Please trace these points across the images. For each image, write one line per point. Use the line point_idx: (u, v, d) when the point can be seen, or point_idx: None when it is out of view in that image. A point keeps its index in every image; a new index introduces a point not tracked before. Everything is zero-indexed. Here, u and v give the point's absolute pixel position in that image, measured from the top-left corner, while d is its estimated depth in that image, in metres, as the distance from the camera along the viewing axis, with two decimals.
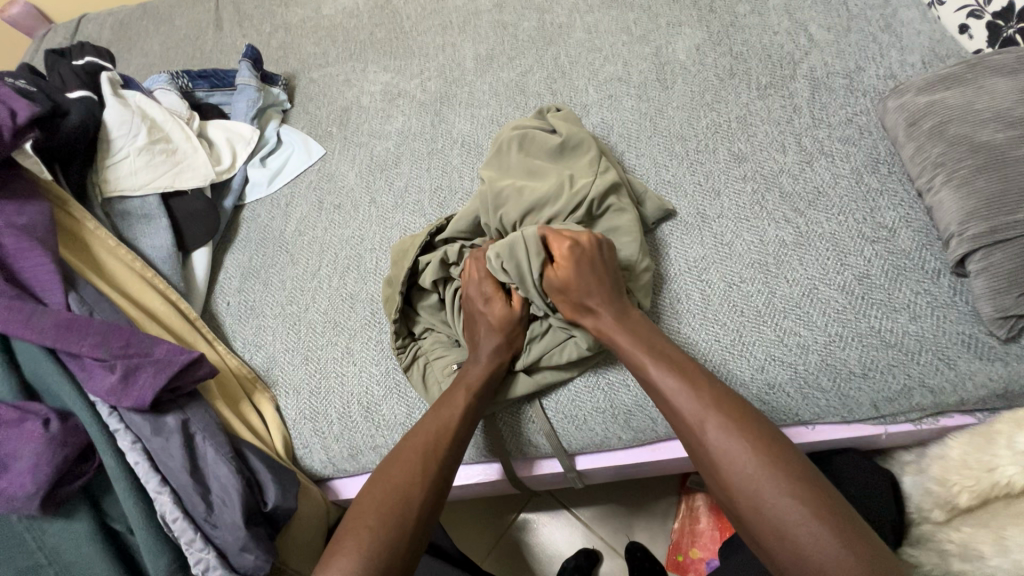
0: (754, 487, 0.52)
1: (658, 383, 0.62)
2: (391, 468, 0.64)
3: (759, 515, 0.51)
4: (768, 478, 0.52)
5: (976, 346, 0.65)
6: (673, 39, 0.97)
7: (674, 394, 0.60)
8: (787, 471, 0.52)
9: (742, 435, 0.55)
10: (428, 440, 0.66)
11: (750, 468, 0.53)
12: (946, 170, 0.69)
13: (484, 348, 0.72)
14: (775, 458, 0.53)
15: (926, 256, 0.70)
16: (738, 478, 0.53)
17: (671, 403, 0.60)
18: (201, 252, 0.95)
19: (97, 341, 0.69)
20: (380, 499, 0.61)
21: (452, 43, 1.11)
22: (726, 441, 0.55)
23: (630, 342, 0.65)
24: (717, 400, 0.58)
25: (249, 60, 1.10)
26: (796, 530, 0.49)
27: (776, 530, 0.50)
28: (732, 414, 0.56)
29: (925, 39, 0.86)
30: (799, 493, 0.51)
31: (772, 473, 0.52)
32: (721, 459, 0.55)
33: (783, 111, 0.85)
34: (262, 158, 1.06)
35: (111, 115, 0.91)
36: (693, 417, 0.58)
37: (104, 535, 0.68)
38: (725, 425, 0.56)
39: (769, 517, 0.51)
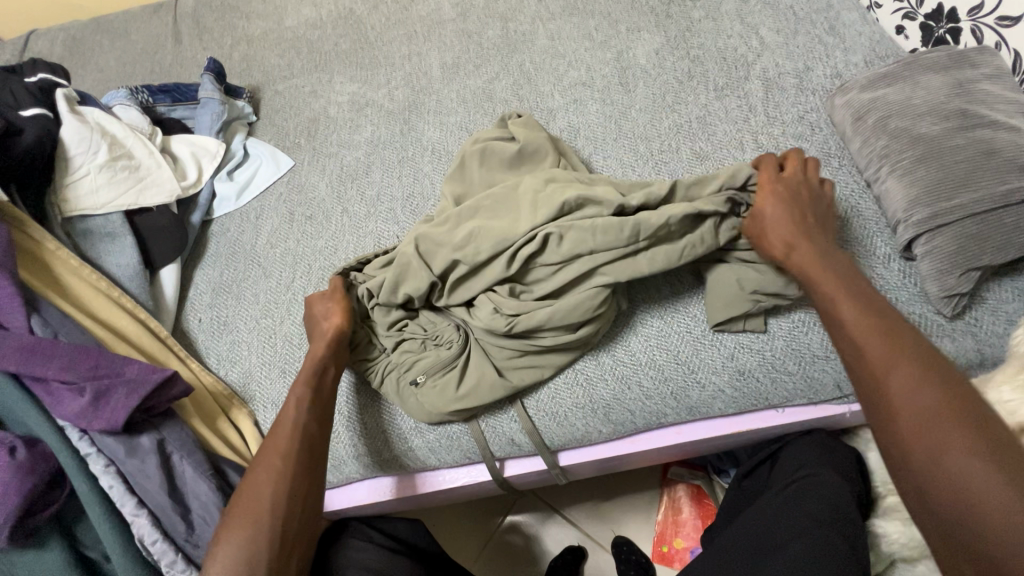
0: (934, 435, 0.48)
1: (848, 318, 0.58)
2: (255, 481, 0.64)
3: (928, 459, 0.48)
4: (953, 423, 0.48)
5: (926, 324, 0.70)
6: (633, 44, 1.00)
7: (856, 326, 0.57)
8: (971, 420, 0.47)
9: (923, 374, 0.51)
10: (284, 444, 0.66)
11: (936, 416, 0.49)
12: (890, 161, 0.73)
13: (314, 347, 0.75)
14: (960, 411, 0.48)
15: (877, 242, 0.74)
16: (913, 417, 0.50)
17: (852, 337, 0.57)
18: (170, 269, 0.94)
19: (64, 363, 0.67)
20: (242, 516, 0.62)
21: (418, 52, 1.12)
22: (915, 389, 0.51)
23: (831, 274, 0.62)
24: (904, 345, 0.54)
25: (212, 74, 1.08)
26: (978, 488, 0.44)
27: (944, 477, 0.46)
28: (922, 361, 0.52)
29: (866, 39, 0.92)
30: (977, 444, 0.46)
31: (948, 422, 0.48)
32: (897, 393, 0.51)
33: (740, 111, 0.89)
34: (229, 172, 1.05)
35: (68, 132, 0.89)
36: (878, 358, 0.54)
37: (79, 563, 0.66)
38: (916, 370, 0.51)
39: (941, 463, 0.47)
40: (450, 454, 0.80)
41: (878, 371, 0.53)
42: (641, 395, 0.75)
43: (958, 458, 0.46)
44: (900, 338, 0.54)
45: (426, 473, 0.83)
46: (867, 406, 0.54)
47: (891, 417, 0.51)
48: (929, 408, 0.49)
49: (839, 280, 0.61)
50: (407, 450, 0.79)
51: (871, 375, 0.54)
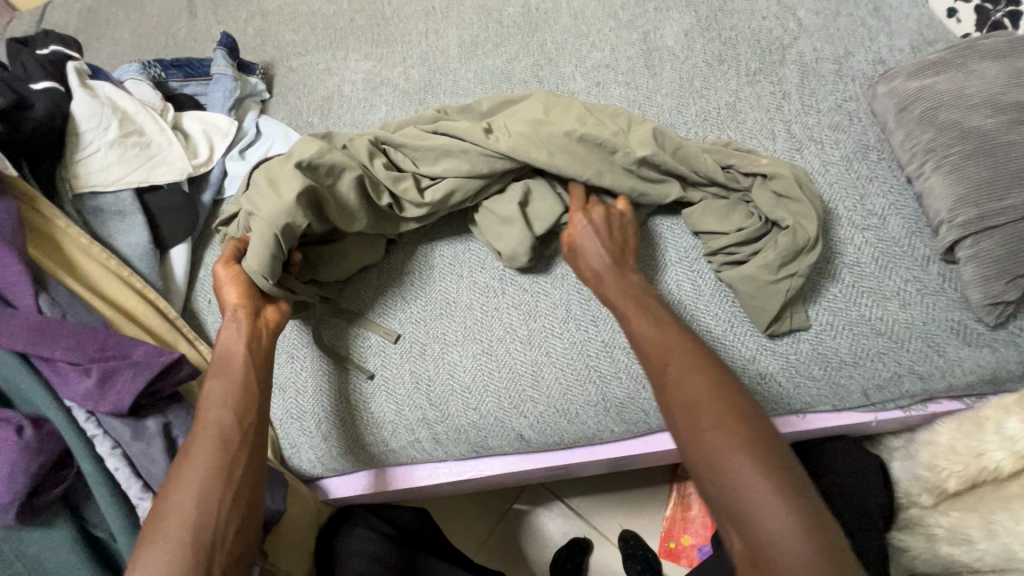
0: (702, 425, 0.53)
1: (632, 324, 0.63)
2: (185, 473, 0.58)
3: (705, 445, 0.53)
4: (715, 408, 0.54)
5: (965, 332, 0.65)
6: (660, 25, 0.95)
7: (639, 333, 0.62)
8: (727, 400, 0.55)
9: (702, 369, 0.57)
10: (206, 461, 0.59)
11: (701, 397, 0.55)
12: (936, 156, 0.68)
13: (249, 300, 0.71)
14: (729, 401, 0.55)
15: (916, 243, 0.70)
16: (693, 406, 0.55)
17: (639, 337, 0.62)
18: (180, 249, 0.93)
19: (70, 343, 0.66)
20: (168, 514, 0.56)
21: (435, 30, 1.08)
22: (686, 376, 0.57)
23: (617, 291, 0.66)
24: (687, 343, 0.60)
25: (224, 49, 1.06)
26: (739, 481, 0.50)
27: (709, 460, 0.52)
28: (691, 353, 0.59)
29: (912, 24, 0.86)
30: (735, 423, 0.53)
31: (711, 404, 0.54)
32: (680, 387, 0.57)
33: (773, 98, 0.84)
34: (241, 150, 1.02)
35: (78, 107, 0.87)
36: (657, 351, 0.60)
37: (86, 542, 0.66)
38: (688, 364, 0.58)
39: (707, 445, 0.52)
40: (457, 446, 0.78)
41: (658, 364, 0.59)
42: (656, 395, 0.72)
43: (730, 445, 0.51)
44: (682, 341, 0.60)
45: (433, 464, 0.82)
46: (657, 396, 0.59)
47: (673, 414, 0.56)
48: (696, 390, 0.56)
49: (630, 296, 0.66)
50: (415, 440, 0.78)
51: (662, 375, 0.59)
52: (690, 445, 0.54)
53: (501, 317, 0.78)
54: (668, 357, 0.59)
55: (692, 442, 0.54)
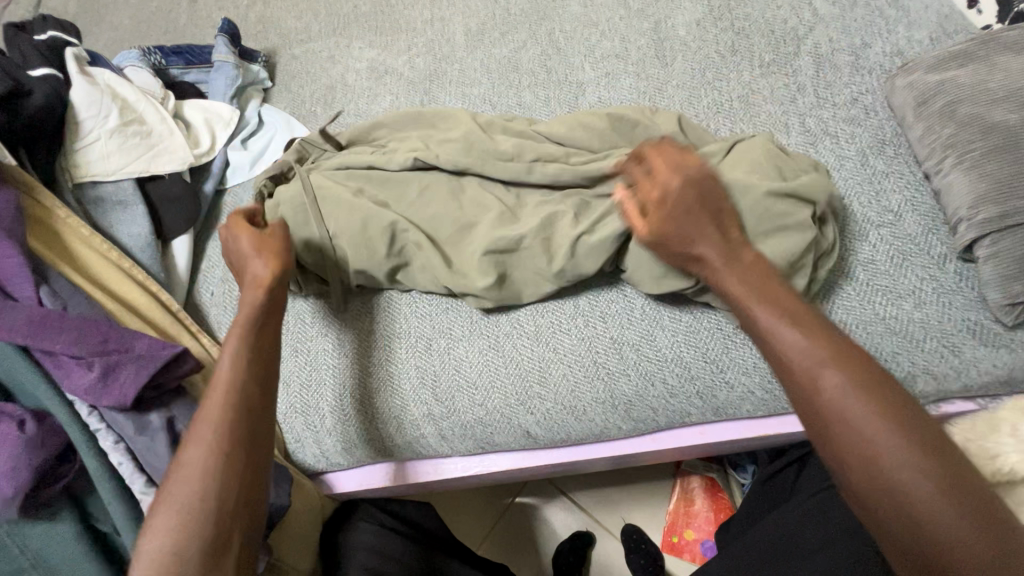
0: (856, 431, 0.49)
1: (771, 331, 0.55)
2: (199, 439, 0.57)
3: (878, 482, 0.47)
4: (893, 430, 0.48)
5: (981, 332, 0.64)
6: (672, 14, 0.93)
7: (798, 337, 0.53)
8: (899, 417, 0.49)
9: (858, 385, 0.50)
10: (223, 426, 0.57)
11: (875, 424, 0.48)
12: (957, 151, 0.66)
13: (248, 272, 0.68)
14: (897, 416, 0.48)
15: (932, 241, 0.68)
16: (858, 438, 0.49)
17: (785, 349, 0.53)
18: (182, 240, 0.91)
19: (72, 337, 0.65)
20: (163, 509, 0.54)
21: (441, 17, 1.06)
22: (844, 396, 0.50)
23: (741, 286, 0.58)
24: (836, 348, 0.52)
25: (225, 35, 1.03)
26: (904, 487, 0.46)
27: (893, 497, 0.47)
28: (848, 365, 0.51)
29: (931, 14, 0.84)
30: (906, 443, 0.47)
31: (879, 424, 0.48)
32: (840, 416, 0.49)
33: (787, 90, 0.82)
34: (243, 140, 1.01)
35: (78, 95, 0.85)
36: (804, 369, 0.52)
37: (90, 536, 0.66)
38: (848, 380, 0.50)
39: (885, 481, 0.47)
40: (463, 442, 0.78)
41: (814, 381, 0.51)
42: (665, 393, 0.72)
43: (909, 479, 0.46)
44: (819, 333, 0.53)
45: (438, 460, 0.82)
46: (807, 418, 0.52)
47: (835, 444, 0.50)
48: (858, 413, 0.49)
49: (765, 291, 0.57)
50: (421, 436, 0.78)
51: (799, 392, 0.52)
52: (858, 481, 0.49)
53: (509, 313, 0.77)
54: (817, 374, 0.51)
55: (848, 457, 0.49)
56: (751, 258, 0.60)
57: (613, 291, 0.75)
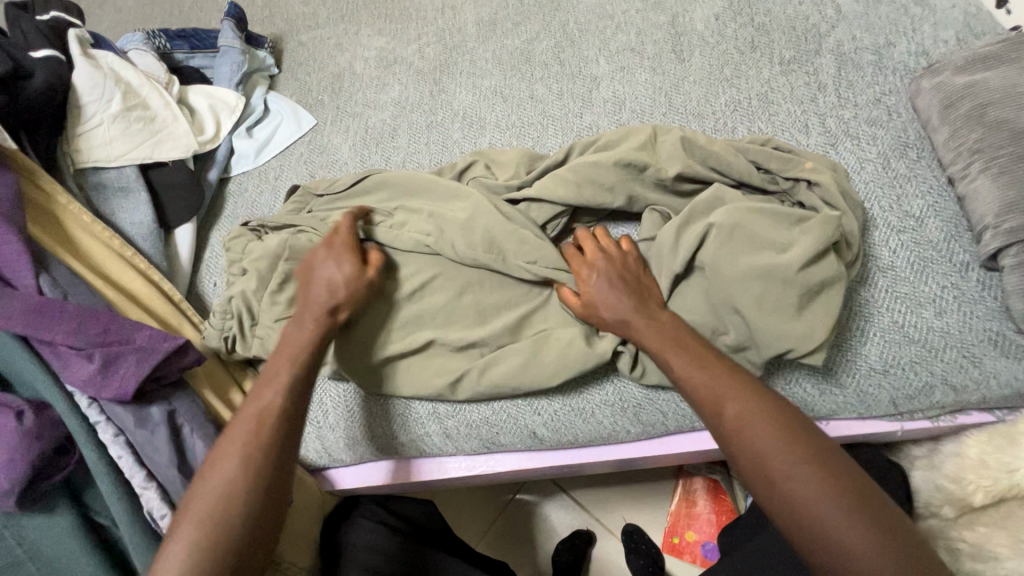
0: (780, 479, 0.50)
1: (681, 374, 0.58)
2: (214, 476, 0.55)
3: (800, 518, 0.49)
4: (802, 463, 0.50)
5: (1002, 343, 0.63)
6: (690, 7, 0.90)
7: (709, 382, 0.57)
8: (806, 448, 0.51)
9: (764, 420, 0.53)
10: (237, 464, 0.56)
11: (782, 458, 0.51)
12: (984, 157, 0.65)
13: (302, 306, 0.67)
14: (803, 448, 0.51)
15: (954, 248, 0.67)
16: (775, 470, 0.51)
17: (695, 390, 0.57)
18: (185, 229, 0.89)
19: (72, 327, 0.64)
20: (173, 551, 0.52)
21: (451, 6, 1.03)
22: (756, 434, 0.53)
23: (656, 337, 0.61)
24: (740, 385, 0.56)
25: (232, 20, 1.01)
26: (824, 528, 0.48)
27: (810, 530, 0.48)
28: (755, 400, 0.54)
29: (958, 14, 0.81)
30: (814, 474, 0.50)
31: (790, 457, 0.51)
32: (750, 451, 0.52)
33: (807, 89, 0.80)
34: (248, 128, 0.99)
35: (80, 77, 0.83)
36: (715, 405, 0.55)
37: (89, 529, 0.65)
38: (758, 418, 0.53)
39: (802, 515, 0.49)
40: (468, 442, 0.76)
41: (725, 422, 0.54)
42: (675, 396, 0.70)
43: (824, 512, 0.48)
44: (724, 370, 0.57)
45: (442, 458, 0.81)
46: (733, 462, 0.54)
47: (758, 478, 0.52)
48: (769, 448, 0.51)
49: (668, 338, 0.61)
50: (426, 435, 0.76)
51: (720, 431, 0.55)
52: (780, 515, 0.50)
53: None
54: (721, 401, 0.55)
55: (761, 489, 0.52)
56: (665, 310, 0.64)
57: None
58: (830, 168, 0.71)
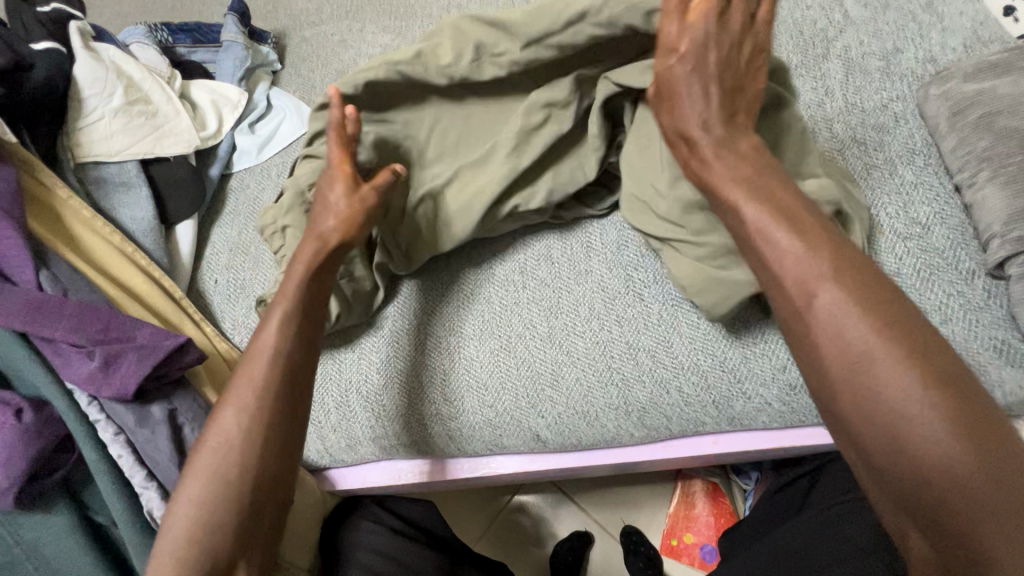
0: (871, 385, 0.43)
1: (761, 245, 0.49)
2: (221, 432, 0.56)
3: (885, 423, 0.42)
4: (901, 368, 0.42)
5: (1008, 352, 0.63)
6: None
7: (796, 266, 0.47)
8: (911, 351, 0.43)
9: (867, 316, 0.44)
10: (244, 424, 0.56)
11: (879, 356, 0.43)
12: (992, 165, 0.65)
13: (321, 213, 0.66)
14: (916, 355, 0.43)
15: (961, 256, 0.67)
16: (866, 369, 0.43)
17: (771, 265, 0.49)
18: (187, 225, 0.89)
19: (73, 324, 0.63)
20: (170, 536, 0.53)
21: (457, 4, 1.02)
22: (849, 329, 0.44)
23: (738, 183, 0.52)
24: (843, 270, 0.46)
25: (235, 14, 1.00)
26: (913, 439, 0.41)
27: (892, 438, 0.42)
28: (858, 293, 0.45)
29: (967, 20, 0.81)
30: (923, 384, 0.41)
31: (890, 358, 0.43)
32: (836, 345, 0.44)
33: (814, 94, 0.80)
34: (251, 124, 0.98)
35: (81, 71, 0.82)
36: (802, 289, 0.47)
37: (87, 528, 0.64)
38: (856, 314, 0.44)
39: (884, 419, 0.42)
40: (471, 443, 0.76)
41: (809, 310, 0.46)
42: (679, 401, 0.70)
43: (918, 425, 0.41)
44: (830, 253, 0.47)
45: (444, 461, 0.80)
46: (809, 361, 0.47)
47: (837, 379, 0.45)
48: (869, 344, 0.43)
49: (747, 183, 0.52)
50: (429, 435, 0.76)
51: (803, 318, 0.47)
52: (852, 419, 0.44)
53: (519, 313, 0.76)
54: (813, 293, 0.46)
55: (845, 400, 0.44)
56: (747, 145, 0.54)
57: (629, 294, 0.74)
58: (837, 173, 0.70)
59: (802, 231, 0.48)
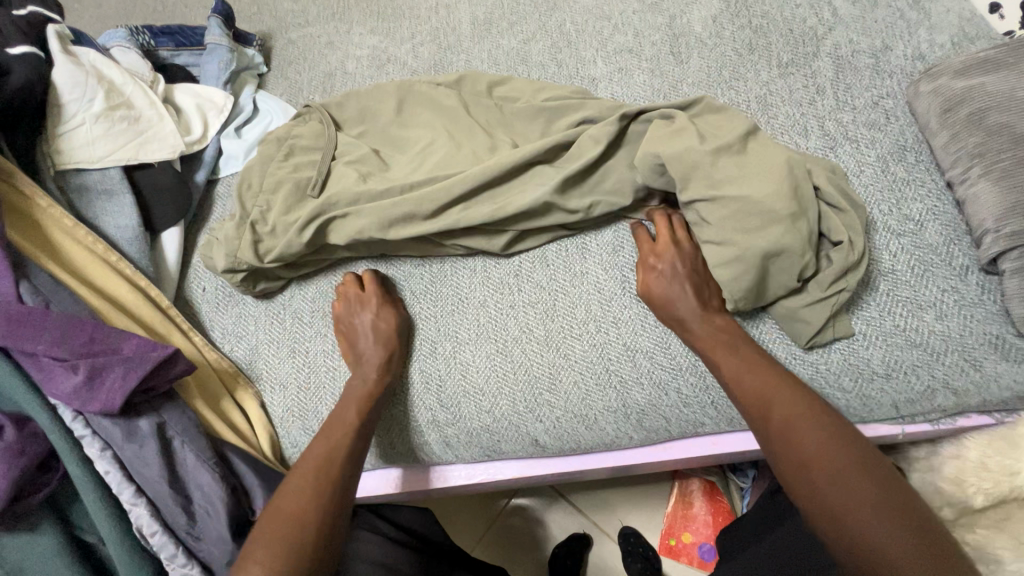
0: (818, 477, 0.54)
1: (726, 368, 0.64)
2: (282, 507, 0.61)
3: (838, 514, 0.52)
4: (844, 468, 0.54)
5: (1003, 347, 0.63)
6: (688, 8, 0.90)
7: (760, 383, 0.61)
8: (852, 458, 0.55)
9: (816, 426, 0.57)
10: (309, 501, 0.61)
11: (827, 458, 0.55)
12: (984, 161, 0.65)
13: (368, 354, 0.73)
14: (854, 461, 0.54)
15: (954, 251, 0.67)
16: (816, 467, 0.55)
17: (737, 380, 0.63)
18: (173, 232, 0.87)
19: (55, 337, 0.61)
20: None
21: (446, 5, 1.01)
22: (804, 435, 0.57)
23: (707, 334, 0.66)
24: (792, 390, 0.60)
25: (219, 17, 0.98)
26: (857, 526, 0.51)
27: (840, 525, 0.52)
28: (807, 410, 0.59)
29: (953, 17, 0.82)
30: (862, 484, 0.53)
31: (838, 461, 0.54)
32: (798, 444, 0.57)
33: (805, 92, 0.80)
34: (237, 128, 0.96)
35: (60, 75, 0.80)
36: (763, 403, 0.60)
37: (74, 548, 0.62)
38: (808, 422, 0.58)
39: (836, 512, 0.52)
40: (468, 450, 0.75)
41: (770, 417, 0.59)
42: (678, 403, 0.70)
43: (862, 515, 0.51)
44: (776, 377, 0.62)
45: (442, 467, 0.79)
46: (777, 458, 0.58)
47: (801, 470, 0.56)
48: (823, 444, 0.56)
49: (720, 337, 0.66)
50: (425, 443, 0.75)
51: (765, 421, 0.60)
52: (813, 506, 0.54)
53: (517, 316, 0.75)
54: (768, 405, 0.60)
55: (804, 493, 0.55)
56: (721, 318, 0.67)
57: (626, 296, 0.73)
58: (829, 170, 0.71)
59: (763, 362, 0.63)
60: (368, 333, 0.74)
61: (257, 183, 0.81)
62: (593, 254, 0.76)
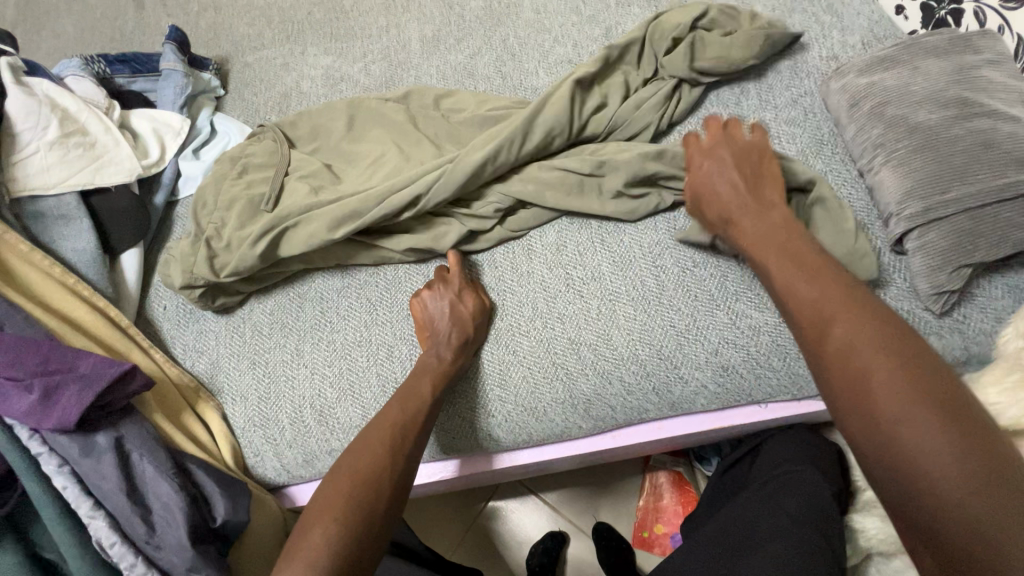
0: (872, 395, 0.48)
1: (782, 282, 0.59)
2: (350, 471, 0.63)
3: (894, 438, 0.46)
4: (906, 386, 0.47)
5: (913, 321, 0.68)
6: (623, 19, 0.95)
7: (821, 294, 0.56)
8: (925, 381, 0.47)
9: (882, 341, 0.50)
10: (365, 468, 0.63)
11: (894, 373, 0.48)
12: (885, 151, 0.70)
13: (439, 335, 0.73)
14: (922, 383, 0.47)
15: (867, 235, 0.72)
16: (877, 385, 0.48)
17: (788, 292, 0.58)
18: (132, 253, 0.89)
19: (10, 359, 0.63)
20: (305, 552, 0.56)
21: (395, 24, 1.05)
22: (869, 349, 0.50)
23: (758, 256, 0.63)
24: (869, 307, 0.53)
25: (174, 43, 1.00)
26: (915, 446, 0.45)
27: (893, 447, 0.46)
28: (876, 323, 0.52)
29: (864, 20, 0.88)
30: (928, 405, 0.46)
31: (904, 381, 0.48)
32: (857, 359, 0.50)
33: (731, 93, 0.85)
34: (195, 150, 0.99)
35: (13, 106, 0.82)
36: (819, 313, 0.55)
37: (35, 564, 0.63)
38: (871, 337, 0.51)
39: (889, 431, 0.46)
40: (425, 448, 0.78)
41: (825, 330, 0.54)
42: (622, 391, 0.73)
43: (920, 436, 0.45)
44: (837, 287, 0.56)
45: None
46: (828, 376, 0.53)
47: (853, 388, 0.50)
48: (891, 363, 0.49)
49: (777, 248, 0.62)
50: None
51: (817, 334, 0.54)
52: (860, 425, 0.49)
53: None
54: (825, 321, 0.54)
55: (857, 413, 0.49)
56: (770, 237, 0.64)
57: (570, 292, 0.77)
58: None
59: (823, 276, 0.57)
60: (444, 315, 0.73)
61: (212, 202, 0.83)
62: (539, 255, 0.80)
